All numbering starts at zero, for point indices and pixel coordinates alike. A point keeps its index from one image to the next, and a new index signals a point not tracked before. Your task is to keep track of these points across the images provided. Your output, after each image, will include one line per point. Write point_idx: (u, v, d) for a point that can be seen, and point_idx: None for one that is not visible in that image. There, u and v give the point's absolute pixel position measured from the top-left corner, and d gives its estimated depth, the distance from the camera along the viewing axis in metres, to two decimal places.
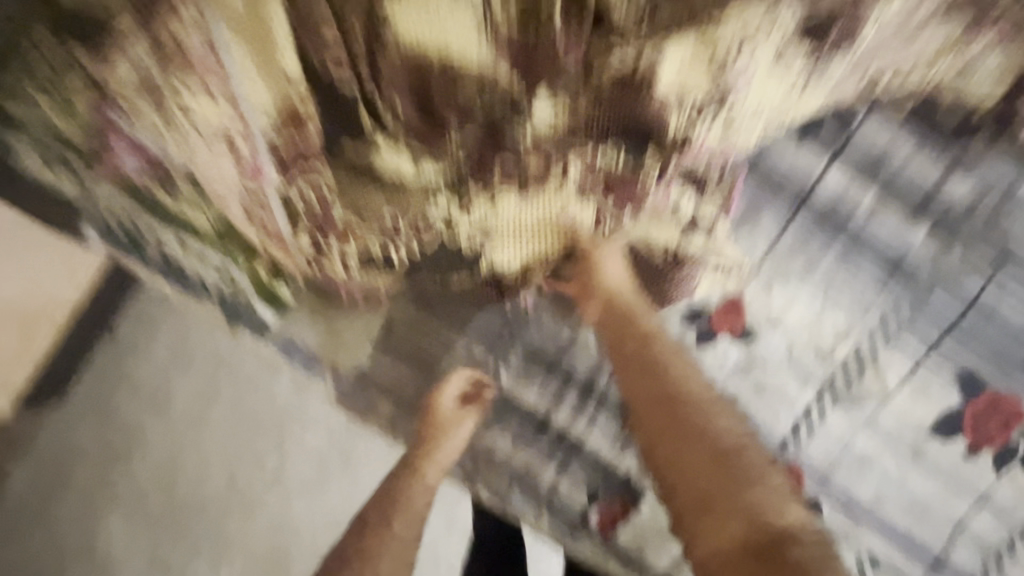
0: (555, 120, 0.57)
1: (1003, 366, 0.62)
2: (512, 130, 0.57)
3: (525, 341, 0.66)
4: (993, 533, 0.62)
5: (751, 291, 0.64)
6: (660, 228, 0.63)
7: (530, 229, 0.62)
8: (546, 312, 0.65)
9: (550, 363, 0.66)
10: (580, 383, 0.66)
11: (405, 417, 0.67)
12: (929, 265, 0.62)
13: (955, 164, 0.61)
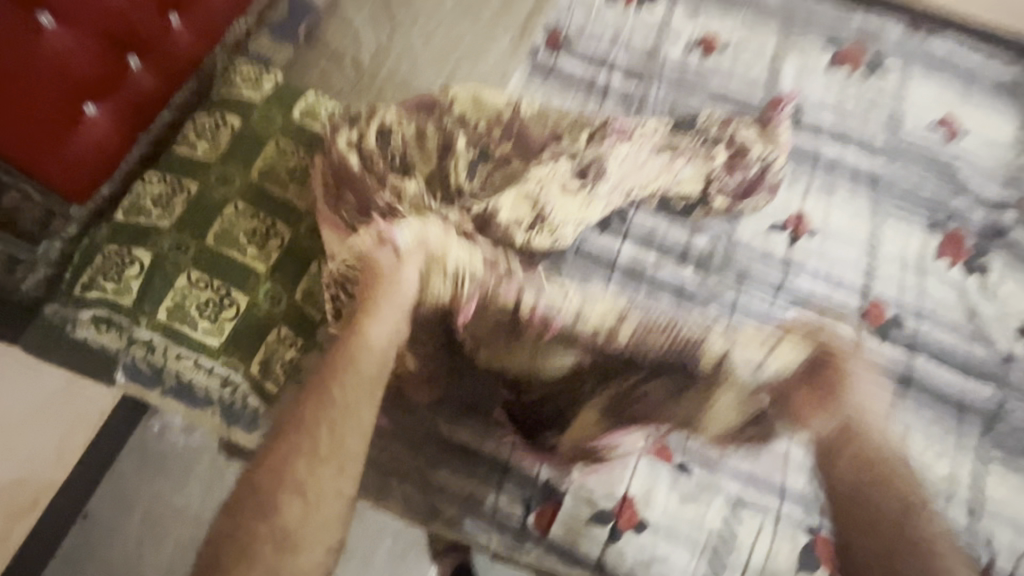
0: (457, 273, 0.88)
1: (769, 342, 0.93)
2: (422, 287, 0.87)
3: (450, 392, 0.86)
4: (809, 459, 0.87)
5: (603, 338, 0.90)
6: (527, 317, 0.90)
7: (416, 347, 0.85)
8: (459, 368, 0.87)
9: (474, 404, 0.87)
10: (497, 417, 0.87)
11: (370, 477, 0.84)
12: (700, 288, 0.96)
13: (694, 228, 1.01)
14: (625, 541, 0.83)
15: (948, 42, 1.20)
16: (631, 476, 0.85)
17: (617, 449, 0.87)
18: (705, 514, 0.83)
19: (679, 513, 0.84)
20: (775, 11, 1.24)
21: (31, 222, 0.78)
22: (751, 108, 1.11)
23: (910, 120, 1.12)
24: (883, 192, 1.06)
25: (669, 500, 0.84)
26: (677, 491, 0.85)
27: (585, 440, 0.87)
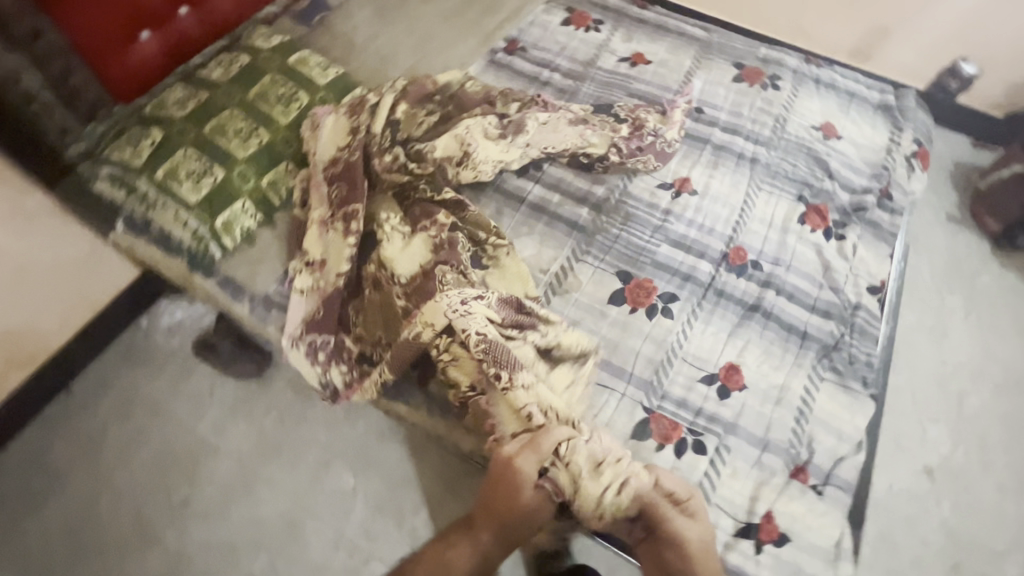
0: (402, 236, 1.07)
1: (639, 265, 1.11)
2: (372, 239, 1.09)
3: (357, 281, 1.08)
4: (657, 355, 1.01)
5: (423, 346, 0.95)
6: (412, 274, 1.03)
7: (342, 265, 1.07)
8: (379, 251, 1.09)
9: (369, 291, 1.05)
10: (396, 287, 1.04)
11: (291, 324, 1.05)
12: (589, 223, 1.18)
13: (593, 181, 1.24)
14: None
15: (837, 72, 1.45)
16: None
17: None
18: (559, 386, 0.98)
19: None
20: (697, 40, 1.53)
21: (86, 104, 1.08)
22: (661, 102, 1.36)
23: (796, 122, 1.35)
24: (762, 171, 1.26)
25: None
26: None
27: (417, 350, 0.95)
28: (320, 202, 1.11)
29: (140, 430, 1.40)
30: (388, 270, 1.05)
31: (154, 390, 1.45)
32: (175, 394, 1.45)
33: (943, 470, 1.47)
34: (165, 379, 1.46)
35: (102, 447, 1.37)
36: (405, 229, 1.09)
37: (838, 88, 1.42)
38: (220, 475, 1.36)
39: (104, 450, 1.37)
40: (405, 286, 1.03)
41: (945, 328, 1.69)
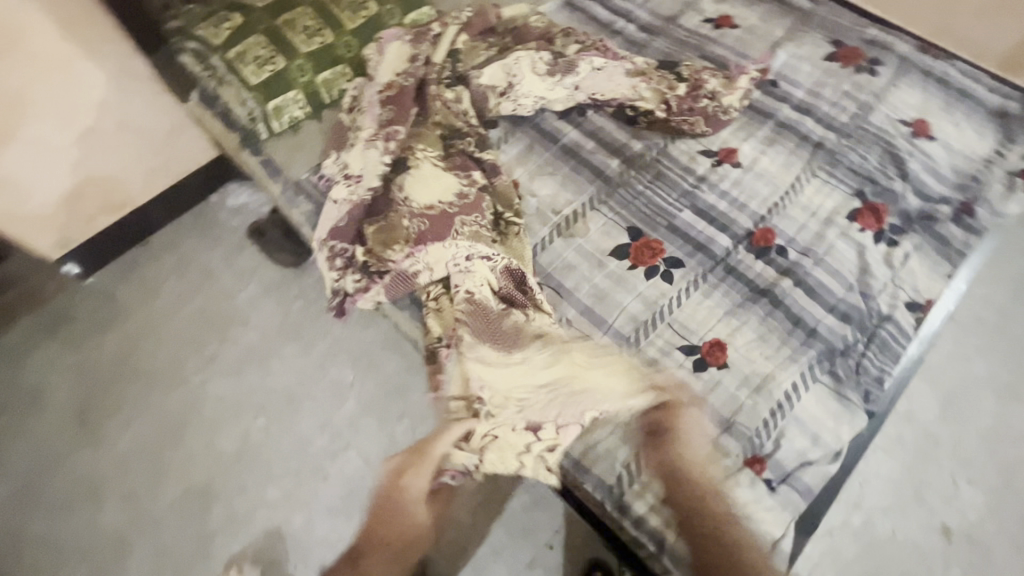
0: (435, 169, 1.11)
1: (653, 225, 1.07)
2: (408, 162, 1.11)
3: (383, 190, 1.10)
4: (642, 314, 0.99)
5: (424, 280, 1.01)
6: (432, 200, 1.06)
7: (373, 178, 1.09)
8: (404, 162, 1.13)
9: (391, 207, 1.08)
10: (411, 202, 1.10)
11: (313, 212, 1.15)
12: (616, 175, 1.15)
13: (633, 135, 1.19)
14: None
15: (956, 67, 1.26)
16: None
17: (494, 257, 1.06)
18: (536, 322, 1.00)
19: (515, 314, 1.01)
20: (797, 11, 1.40)
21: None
22: (732, 67, 1.26)
23: (883, 113, 1.20)
24: (824, 157, 1.15)
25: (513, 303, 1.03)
26: None
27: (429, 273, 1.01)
28: (370, 122, 1.15)
29: (190, 290, 1.60)
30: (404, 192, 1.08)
31: (206, 259, 1.64)
32: (224, 266, 1.63)
33: (964, 535, 1.31)
34: (220, 251, 1.65)
35: (158, 298, 1.59)
36: (440, 165, 1.12)
37: (951, 83, 1.24)
38: (244, 343, 1.53)
39: (159, 301, 1.58)
40: (424, 214, 1.05)
41: (1020, 388, 1.47)
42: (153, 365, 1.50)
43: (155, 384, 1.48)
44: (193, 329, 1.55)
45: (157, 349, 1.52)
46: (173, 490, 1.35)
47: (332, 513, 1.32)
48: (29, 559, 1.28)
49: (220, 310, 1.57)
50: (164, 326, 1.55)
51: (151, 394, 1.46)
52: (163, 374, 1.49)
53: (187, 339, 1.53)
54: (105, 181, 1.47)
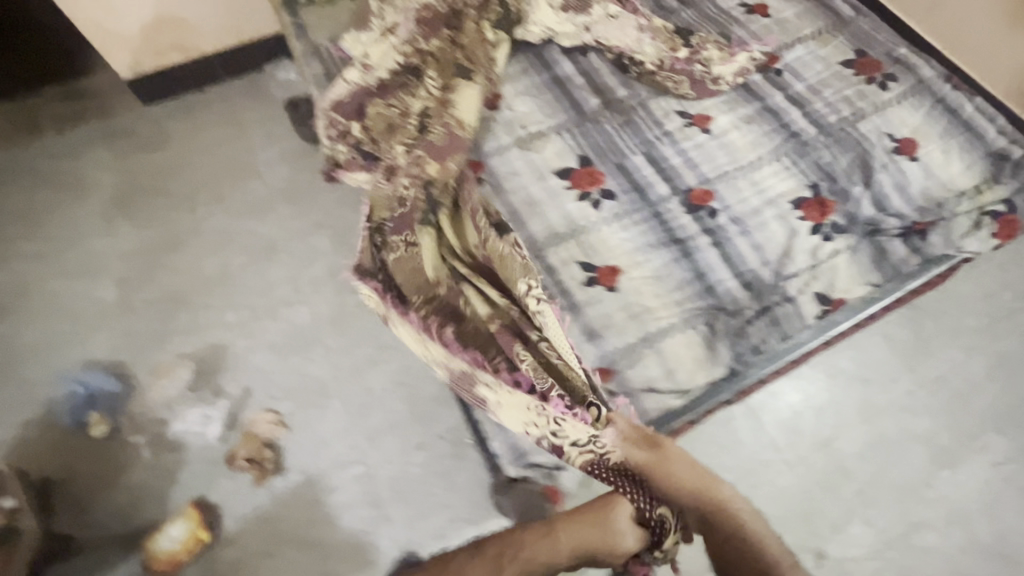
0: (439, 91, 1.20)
1: (603, 160, 1.14)
2: (421, 82, 1.23)
3: (387, 94, 1.23)
4: (559, 226, 1.07)
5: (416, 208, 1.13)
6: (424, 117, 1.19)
7: (387, 85, 1.24)
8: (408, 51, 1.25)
9: (391, 113, 1.21)
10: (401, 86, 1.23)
11: (321, 75, 1.29)
12: (590, 112, 1.21)
13: (622, 83, 1.25)
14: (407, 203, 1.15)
15: (973, 101, 1.22)
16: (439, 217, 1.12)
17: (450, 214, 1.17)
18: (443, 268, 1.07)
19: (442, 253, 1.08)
20: (835, 16, 1.39)
21: None
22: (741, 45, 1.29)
23: (875, 125, 1.18)
24: (795, 146, 1.16)
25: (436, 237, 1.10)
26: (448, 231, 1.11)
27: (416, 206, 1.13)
28: (404, 32, 1.23)
29: (222, 141, 1.81)
30: (408, 113, 1.20)
31: (245, 118, 1.84)
32: (257, 127, 1.83)
33: (838, 567, 1.30)
34: (258, 114, 1.85)
35: (195, 139, 1.81)
36: (444, 88, 1.21)
37: (961, 115, 1.20)
38: (251, 194, 1.72)
39: (195, 141, 1.81)
40: (409, 139, 1.17)
41: (957, 456, 1.41)
42: (171, 190, 1.71)
43: (166, 205, 1.69)
44: (213, 171, 1.75)
45: (179, 179, 1.74)
46: (155, 290, 1.56)
47: (271, 349, 1.49)
48: (31, 306, 1.53)
49: (240, 163, 1.77)
50: (191, 162, 1.77)
51: (161, 212, 1.68)
52: (175, 199, 1.70)
53: (206, 178, 1.74)
54: (180, 22, 1.69)
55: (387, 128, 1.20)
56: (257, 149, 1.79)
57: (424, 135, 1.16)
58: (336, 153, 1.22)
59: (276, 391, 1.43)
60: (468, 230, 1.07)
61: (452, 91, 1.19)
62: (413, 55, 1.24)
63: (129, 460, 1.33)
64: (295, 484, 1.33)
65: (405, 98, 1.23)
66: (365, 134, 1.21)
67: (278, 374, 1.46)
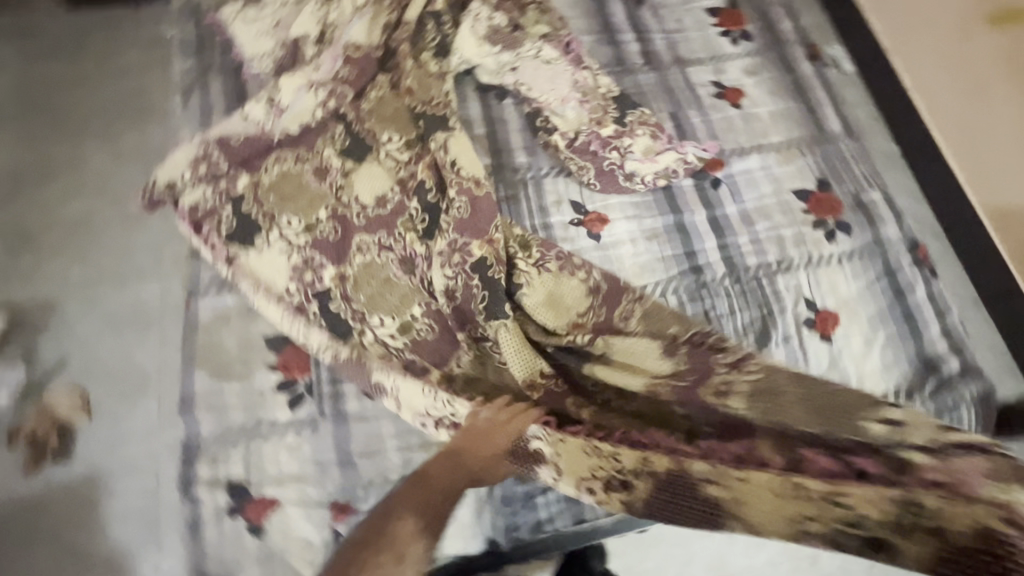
0: (402, 153, 0.97)
1: None
2: (364, 142, 0.98)
3: (303, 146, 0.98)
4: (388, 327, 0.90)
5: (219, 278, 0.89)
6: (378, 183, 0.95)
7: (300, 137, 0.99)
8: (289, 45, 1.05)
9: (306, 176, 0.96)
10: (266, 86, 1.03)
11: (190, 45, 1.08)
12: None
13: (526, 146, 1.04)
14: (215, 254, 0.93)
15: (925, 284, 1.01)
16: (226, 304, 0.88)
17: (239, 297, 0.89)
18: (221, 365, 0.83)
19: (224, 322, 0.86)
20: (816, 128, 1.16)
21: None
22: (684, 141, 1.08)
23: (799, 283, 0.98)
24: (691, 285, 0.96)
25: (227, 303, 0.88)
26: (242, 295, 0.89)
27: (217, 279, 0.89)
28: (326, 68, 1.00)
29: (127, 66, 1.59)
30: (339, 177, 0.96)
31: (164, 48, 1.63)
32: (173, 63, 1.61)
33: None
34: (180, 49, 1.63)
35: (100, 59, 1.60)
36: (399, 152, 0.97)
37: (906, 300, 0.99)
38: (140, 137, 1.50)
39: (99, 61, 1.59)
40: (364, 216, 0.92)
41: None
42: (54, 112, 1.52)
43: (44, 129, 1.50)
44: (104, 100, 1.54)
45: (66, 101, 1.54)
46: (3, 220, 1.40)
47: (103, 320, 1.32)
48: None
49: (138, 96, 1.55)
50: (86, 85, 1.56)
51: (34, 135, 1.49)
52: (56, 125, 1.51)
53: (95, 106, 1.53)
54: None
55: (321, 200, 0.94)
56: (163, 85, 1.57)
57: (427, 216, 0.91)
58: (199, 199, 0.94)
59: (91, 370, 1.28)
60: (569, 288, 0.91)
61: (443, 148, 0.93)
62: (332, 102, 0.99)
63: None
64: (75, 477, 1.19)
65: (332, 153, 0.98)
66: (269, 204, 0.93)
67: (99, 348, 1.30)
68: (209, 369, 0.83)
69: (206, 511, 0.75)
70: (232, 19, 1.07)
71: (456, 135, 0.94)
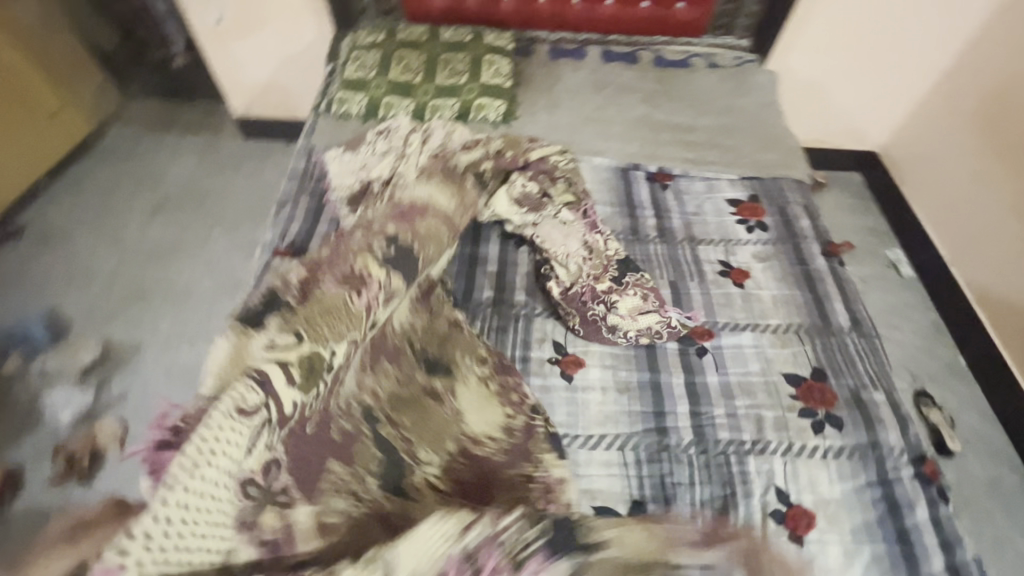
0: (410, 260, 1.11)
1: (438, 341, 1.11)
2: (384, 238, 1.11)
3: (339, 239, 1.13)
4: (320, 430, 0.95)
5: None
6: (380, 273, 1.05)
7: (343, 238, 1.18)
8: (362, 182, 1.33)
9: None
10: (336, 211, 1.31)
11: (297, 172, 1.42)
12: (477, 304, 1.18)
13: (528, 289, 1.19)
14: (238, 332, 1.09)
15: (930, 505, 0.91)
16: None
17: None
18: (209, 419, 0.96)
19: None
20: (821, 318, 1.17)
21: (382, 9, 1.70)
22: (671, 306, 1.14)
23: (772, 470, 0.93)
24: (652, 445, 0.96)
25: None
26: None
27: None
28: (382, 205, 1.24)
29: (263, 181, 2.04)
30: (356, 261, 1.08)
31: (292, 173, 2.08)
32: None
33: None
34: None
35: (246, 173, 2.07)
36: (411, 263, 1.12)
37: (902, 519, 0.89)
38: (254, 234, 1.89)
39: (246, 175, 2.07)
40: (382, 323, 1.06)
41: None
42: (201, 205, 1.97)
43: (190, 215, 1.94)
44: (239, 203, 1.98)
45: (212, 198, 1.99)
46: (133, 276, 1.77)
47: (168, 370, 1.56)
48: (55, 248, 1.83)
49: (262, 204, 1.98)
50: (229, 189, 2.02)
51: (181, 219, 1.92)
52: (199, 214, 1.94)
53: (231, 206, 1.97)
54: (286, 91, 2.01)
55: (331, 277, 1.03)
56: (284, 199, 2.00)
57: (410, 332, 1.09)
58: (255, 308, 1.13)
59: (140, 410, 1.48)
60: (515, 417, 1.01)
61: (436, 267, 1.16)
62: None
63: (3, 404, 1.47)
64: (87, 502, 1.33)
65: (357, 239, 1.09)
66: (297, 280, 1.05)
67: (155, 393, 1.52)
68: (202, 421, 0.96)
69: None
70: (329, 159, 1.39)
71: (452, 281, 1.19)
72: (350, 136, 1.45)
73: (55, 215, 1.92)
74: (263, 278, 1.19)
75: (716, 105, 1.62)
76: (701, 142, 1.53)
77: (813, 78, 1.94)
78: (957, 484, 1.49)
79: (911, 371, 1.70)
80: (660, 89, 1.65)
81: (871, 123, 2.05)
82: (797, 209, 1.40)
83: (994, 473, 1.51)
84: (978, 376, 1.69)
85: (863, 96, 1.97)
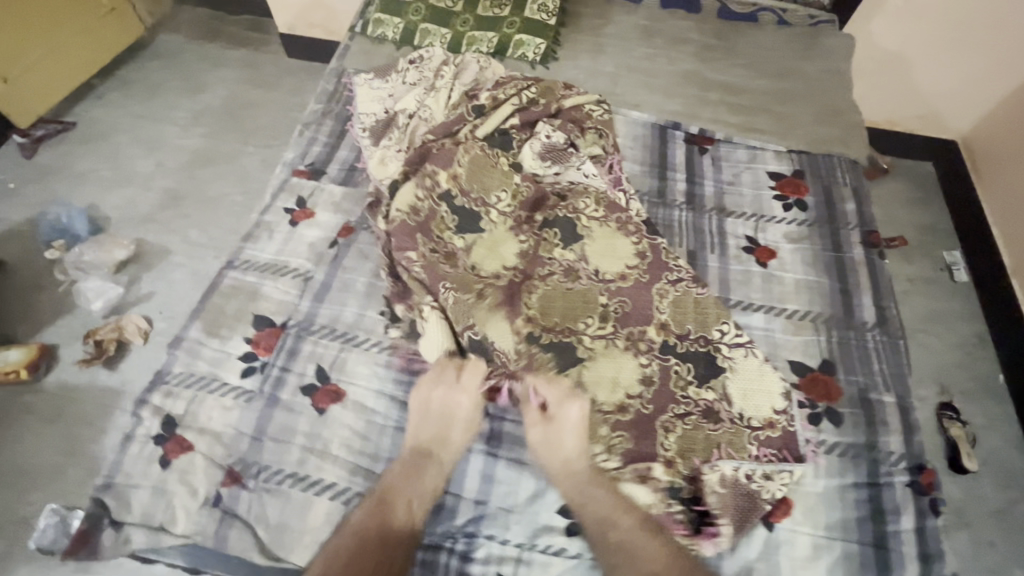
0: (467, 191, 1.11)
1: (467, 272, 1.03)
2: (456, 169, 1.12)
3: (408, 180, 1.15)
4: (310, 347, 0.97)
5: (251, 260, 1.09)
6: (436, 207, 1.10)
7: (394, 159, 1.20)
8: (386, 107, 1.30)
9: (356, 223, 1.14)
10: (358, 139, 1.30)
11: (325, 92, 1.40)
12: None
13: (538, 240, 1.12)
14: (251, 246, 1.12)
15: (915, 516, 0.87)
16: (244, 278, 1.07)
17: (254, 279, 1.07)
18: (212, 323, 1.01)
19: (236, 289, 1.05)
20: (843, 309, 1.10)
21: None
22: (672, 395, 0.95)
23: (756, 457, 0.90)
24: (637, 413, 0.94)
25: (247, 276, 1.07)
26: (258, 276, 1.07)
27: (250, 259, 1.09)
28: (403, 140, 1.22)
29: (299, 101, 2.04)
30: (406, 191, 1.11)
31: None
32: None
33: None
34: None
35: (284, 91, 2.06)
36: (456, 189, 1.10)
37: (883, 526, 0.86)
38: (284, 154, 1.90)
39: (284, 93, 2.06)
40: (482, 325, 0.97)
41: None
42: (237, 119, 1.98)
43: (226, 128, 1.96)
44: (273, 120, 1.98)
45: (248, 112, 2.00)
46: (167, 182, 1.82)
47: (192, 275, 1.63)
48: (101, 145, 1.90)
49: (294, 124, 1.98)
50: (265, 106, 2.02)
51: (218, 131, 1.95)
52: (234, 128, 1.96)
53: (266, 123, 1.98)
54: (330, 10, 1.97)
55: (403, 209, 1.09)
56: None
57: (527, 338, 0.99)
58: (268, 225, 1.15)
59: (164, 309, 1.57)
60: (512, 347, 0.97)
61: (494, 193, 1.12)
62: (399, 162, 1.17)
63: (46, 287, 1.59)
64: (109, 384, 1.44)
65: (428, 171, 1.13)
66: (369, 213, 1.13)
67: (177, 295, 1.60)
68: (207, 323, 1.01)
69: (144, 429, 0.90)
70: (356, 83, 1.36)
71: (554, 245, 1.08)
72: (384, 60, 1.41)
73: (103, 113, 1.98)
74: (278, 196, 1.20)
75: (776, 67, 1.48)
76: (752, 104, 1.41)
77: (897, 49, 1.74)
78: (962, 503, 1.43)
79: (939, 382, 1.60)
80: (717, 44, 1.51)
81: (956, 107, 1.84)
82: (845, 191, 1.29)
83: (1006, 498, 1.43)
84: (1015, 398, 1.57)
85: (947, 76, 1.76)
